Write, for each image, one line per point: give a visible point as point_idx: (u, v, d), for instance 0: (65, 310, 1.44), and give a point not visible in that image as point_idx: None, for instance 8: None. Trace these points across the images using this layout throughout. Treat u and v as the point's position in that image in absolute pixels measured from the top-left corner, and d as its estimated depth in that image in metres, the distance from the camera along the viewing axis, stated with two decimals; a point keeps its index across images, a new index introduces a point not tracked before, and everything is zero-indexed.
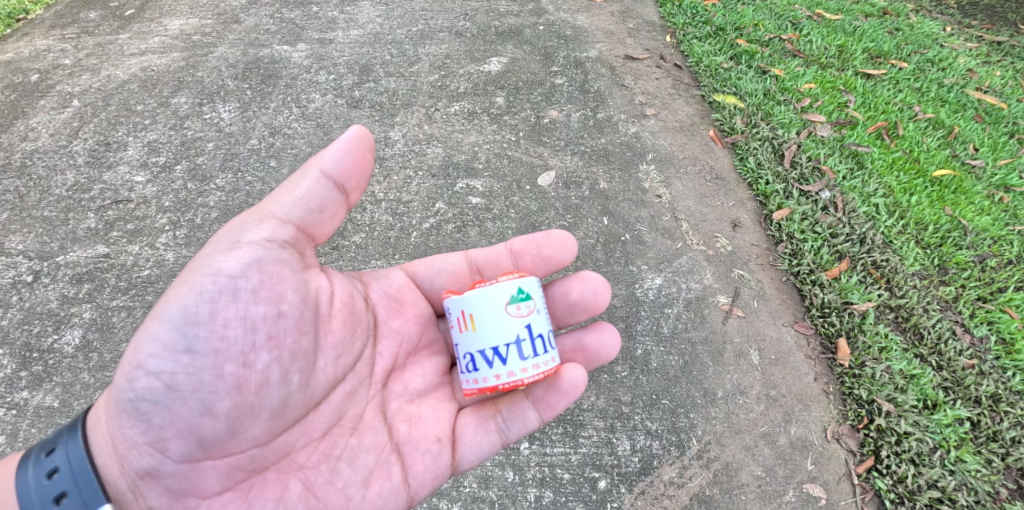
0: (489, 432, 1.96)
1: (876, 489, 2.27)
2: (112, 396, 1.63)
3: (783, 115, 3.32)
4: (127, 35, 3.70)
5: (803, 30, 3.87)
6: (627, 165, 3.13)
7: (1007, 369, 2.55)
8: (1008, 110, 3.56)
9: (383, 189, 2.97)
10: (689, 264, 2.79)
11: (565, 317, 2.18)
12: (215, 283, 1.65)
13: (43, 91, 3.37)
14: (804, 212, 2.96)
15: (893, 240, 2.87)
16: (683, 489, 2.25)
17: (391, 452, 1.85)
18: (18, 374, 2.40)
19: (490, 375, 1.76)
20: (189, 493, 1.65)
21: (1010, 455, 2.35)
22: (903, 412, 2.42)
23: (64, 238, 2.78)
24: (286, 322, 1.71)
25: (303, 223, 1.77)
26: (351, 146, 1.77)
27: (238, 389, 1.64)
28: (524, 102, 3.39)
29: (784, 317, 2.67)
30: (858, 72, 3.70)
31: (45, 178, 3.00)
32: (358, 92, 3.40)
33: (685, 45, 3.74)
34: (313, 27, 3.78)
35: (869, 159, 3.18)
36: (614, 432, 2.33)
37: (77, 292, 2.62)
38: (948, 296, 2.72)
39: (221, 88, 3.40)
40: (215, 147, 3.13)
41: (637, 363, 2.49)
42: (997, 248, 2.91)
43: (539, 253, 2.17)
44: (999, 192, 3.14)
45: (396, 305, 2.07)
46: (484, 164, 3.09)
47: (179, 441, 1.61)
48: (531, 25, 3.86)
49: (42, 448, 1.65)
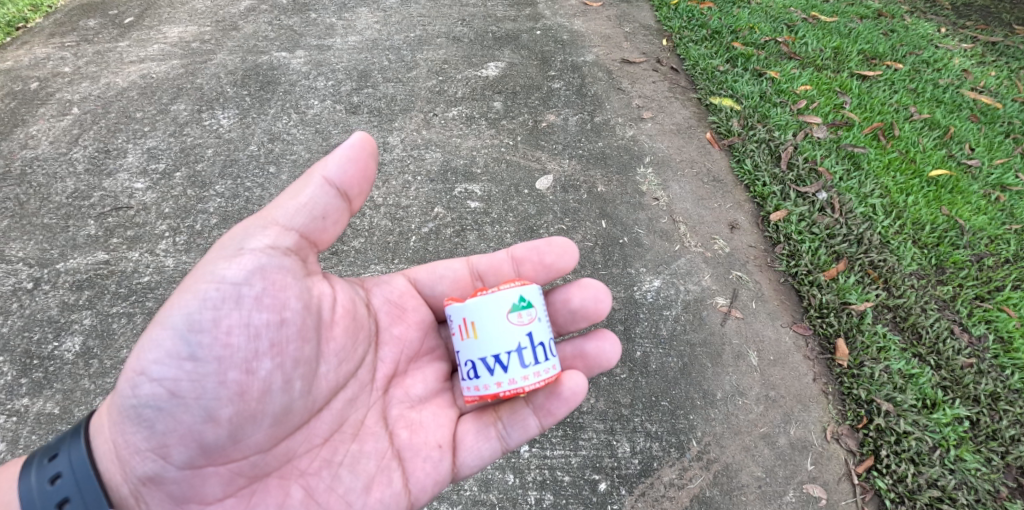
0: (490, 438, 1.97)
1: (876, 488, 2.28)
2: (115, 402, 1.64)
3: (780, 117, 3.33)
4: (126, 43, 3.72)
5: (799, 33, 3.89)
6: (625, 168, 3.14)
7: (1005, 368, 2.56)
8: (1003, 109, 3.58)
9: (381, 194, 2.99)
10: (688, 267, 2.80)
11: (565, 323, 2.19)
12: (218, 290, 1.66)
13: (43, 99, 3.38)
14: (802, 213, 2.97)
15: (890, 240, 2.89)
16: (683, 491, 2.25)
17: (392, 458, 1.86)
18: (18, 381, 2.41)
19: (491, 382, 1.78)
20: (191, 499, 1.66)
21: (1010, 453, 2.36)
22: (902, 412, 2.43)
23: (64, 245, 2.79)
24: (289, 329, 1.72)
25: (306, 230, 1.78)
26: (355, 153, 1.78)
27: (241, 396, 1.65)
28: (522, 106, 3.41)
29: (783, 318, 2.68)
30: (854, 73, 3.72)
31: (45, 185, 3.01)
32: (357, 97, 3.42)
33: (681, 48, 3.76)
34: (311, 34, 3.80)
35: (866, 160, 3.19)
36: (614, 434, 2.34)
37: (78, 299, 2.62)
38: (946, 296, 2.73)
39: (221, 95, 3.42)
40: (215, 154, 3.15)
41: (636, 366, 2.50)
42: (994, 247, 2.92)
43: (540, 260, 2.18)
44: (996, 191, 3.16)
45: (398, 311, 2.08)
46: (482, 168, 3.11)
47: (181, 448, 1.62)
48: (529, 30, 3.88)
49: (44, 453, 1.65)
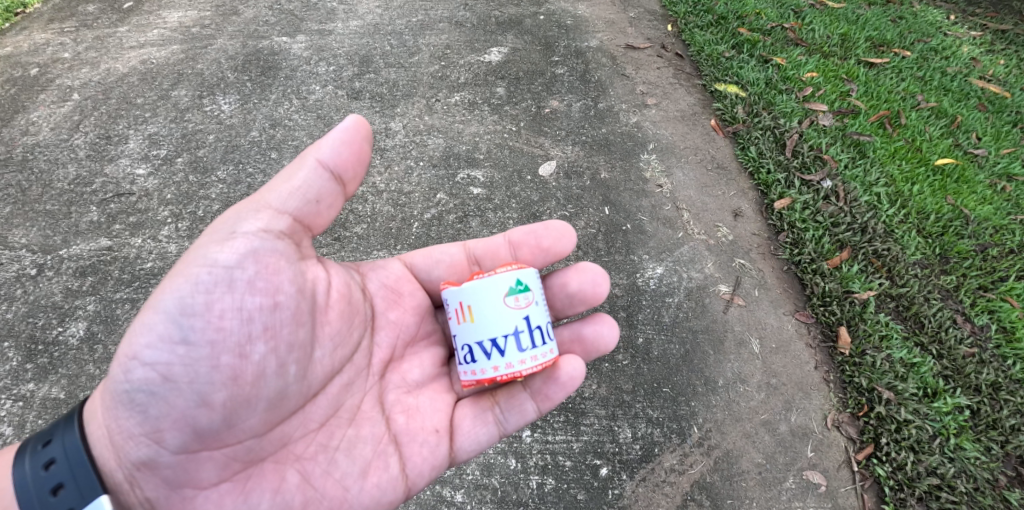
0: (488, 423, 1.98)
1: (875, 476, 2.29)
2: (108, 388, 1.64)
3: (785, 105, 3.30)
4: (126, 28, 3.70)
5: (806, 19, 3.84)
6: (628, 155, 3.13)
7: (1007, 358, 2.55)
8: (1011, 99, 3.55)
9: (384, 180, 2.98)
10: (690, 254, 2.79)
11: (564, 307, 2.19)
12: (210, 274, 1.66)
13: (44, 85, 3.37)
14: (806, 201, 2.95)
15: (894, 229, 2.87)
16: (684, 476, 2.26)
17: (388, 443, 1.87)
18: (24, 367, 2.43)
19: (489, 366, 1.78)
20: (185, 484, 1.67)
21: (1009, 442, 2.36)
22: (903, 400, 2.42)
23: (67, 232, 2.79)
24: (282, 313, 1.72)
25: (299, 213, 1.78)
26: (349, 136, 1.78)
27: (234, 380, 1.65)
28: (525, 92, 3.38)
29: (785, 306, 2.68)
30: (860, 60, 3.68)
31: (47, 172, 3.01)
32: (359, 83, 3.39)
33: (686, 34, 3.72)
34: (312, 19, 3.77)
35: (871, 148, 3.17)
36: (616, 420, 2.35)
37: (81, 285, 2.63)
38: (949, 285, 2.72)
39: (221, 80, 3.40)
40: (216, 140, 3.14)
41: (638, 352, 2.50)
42: (999, 237, 2.91)
43: (538, 244, 2.17)
44: (1002, 181, 3.14)
45: (394, 296, 2.08)
46: (485, 155, 3.09)
47: (175, 432, 1.62)
48: (532, 15, 3.84)
49: (38, 440, 1.65)
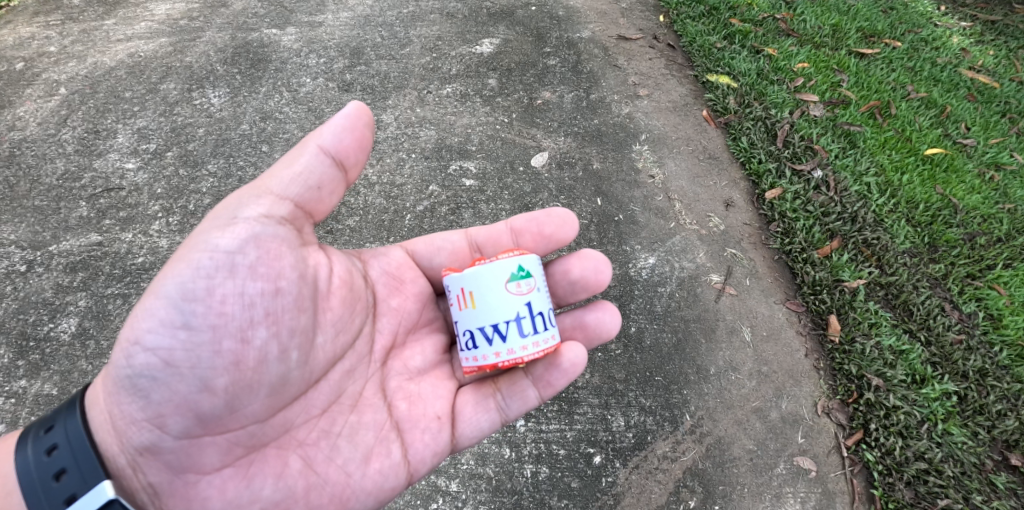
0: (489, 410, 1.99)
1: (864, 461, 2.32)
2: (111, 373, 1.64)
3: (777, 95, 3.31)
4: (113, 21, 3.66)
5: (797, 9, 3.85)
6: (620, 145, 3.13)
7: (994, 344, 2.59)
8: (1000, 89, 3.58)
9: (376, 173, 2.97)
10: (683, 244, 2.81)
11: (566, 296, 2.20)
12: (212, 259, 1.66)
13: (30, 80, 3.33)
14: (797, 191, 2.96)
15: (884, 218, 2.89)
16: (676, 463, 2.29)
17: (390, 430, 1.87)
18: (16, 363, 2.42)
19: (490, 352, 1.78)
20: (188, 469, 1.67)
21: (996, 427, 2.40)
22: (891, 387, 2.45)
23: (56, 227, 2.77)
24: (284, 299, 1.71)
25: (301, 199, 1.77)
26: (351, 122, 1.78)
27: (236, 365, 1.65)
28: (517, 84, 3.38)
29: (776, 295, 2.70)
30: (851, 51, 3.69)
31: (35, 167, 2.98)
32: (349, 75, 3.38)
33: (679, 25, 3.71)
34: (302, 10, 3.73)
35: (861, 138, 3.19)
36: (609, 409, 2.37)
37: (72, 281, 2.61)
38: (937, 274, 2.75)
39: (210, 73, 3.38)
40: (206, 133, 3.12)
41: (631, 341, 2.52)
42: (987, 226, 2.94)
43: (540, 231, 2.18)
44: (990, 171, 3.17)
45: (396, 283, 2.08)
46: (477, 146, 3.09)
47: (178, 417, 1.62)
48: (523, 6, 3.83)
49: (41, 426, 1.65)
